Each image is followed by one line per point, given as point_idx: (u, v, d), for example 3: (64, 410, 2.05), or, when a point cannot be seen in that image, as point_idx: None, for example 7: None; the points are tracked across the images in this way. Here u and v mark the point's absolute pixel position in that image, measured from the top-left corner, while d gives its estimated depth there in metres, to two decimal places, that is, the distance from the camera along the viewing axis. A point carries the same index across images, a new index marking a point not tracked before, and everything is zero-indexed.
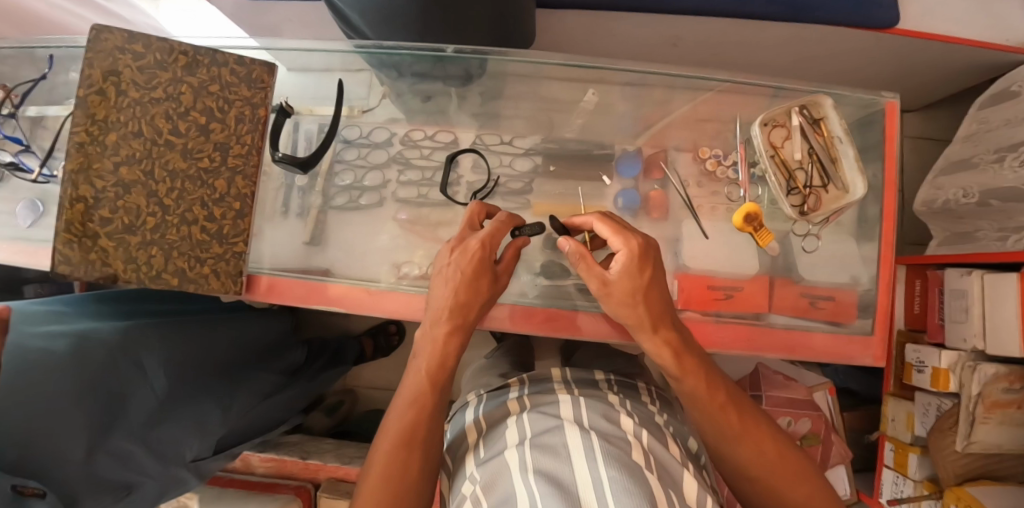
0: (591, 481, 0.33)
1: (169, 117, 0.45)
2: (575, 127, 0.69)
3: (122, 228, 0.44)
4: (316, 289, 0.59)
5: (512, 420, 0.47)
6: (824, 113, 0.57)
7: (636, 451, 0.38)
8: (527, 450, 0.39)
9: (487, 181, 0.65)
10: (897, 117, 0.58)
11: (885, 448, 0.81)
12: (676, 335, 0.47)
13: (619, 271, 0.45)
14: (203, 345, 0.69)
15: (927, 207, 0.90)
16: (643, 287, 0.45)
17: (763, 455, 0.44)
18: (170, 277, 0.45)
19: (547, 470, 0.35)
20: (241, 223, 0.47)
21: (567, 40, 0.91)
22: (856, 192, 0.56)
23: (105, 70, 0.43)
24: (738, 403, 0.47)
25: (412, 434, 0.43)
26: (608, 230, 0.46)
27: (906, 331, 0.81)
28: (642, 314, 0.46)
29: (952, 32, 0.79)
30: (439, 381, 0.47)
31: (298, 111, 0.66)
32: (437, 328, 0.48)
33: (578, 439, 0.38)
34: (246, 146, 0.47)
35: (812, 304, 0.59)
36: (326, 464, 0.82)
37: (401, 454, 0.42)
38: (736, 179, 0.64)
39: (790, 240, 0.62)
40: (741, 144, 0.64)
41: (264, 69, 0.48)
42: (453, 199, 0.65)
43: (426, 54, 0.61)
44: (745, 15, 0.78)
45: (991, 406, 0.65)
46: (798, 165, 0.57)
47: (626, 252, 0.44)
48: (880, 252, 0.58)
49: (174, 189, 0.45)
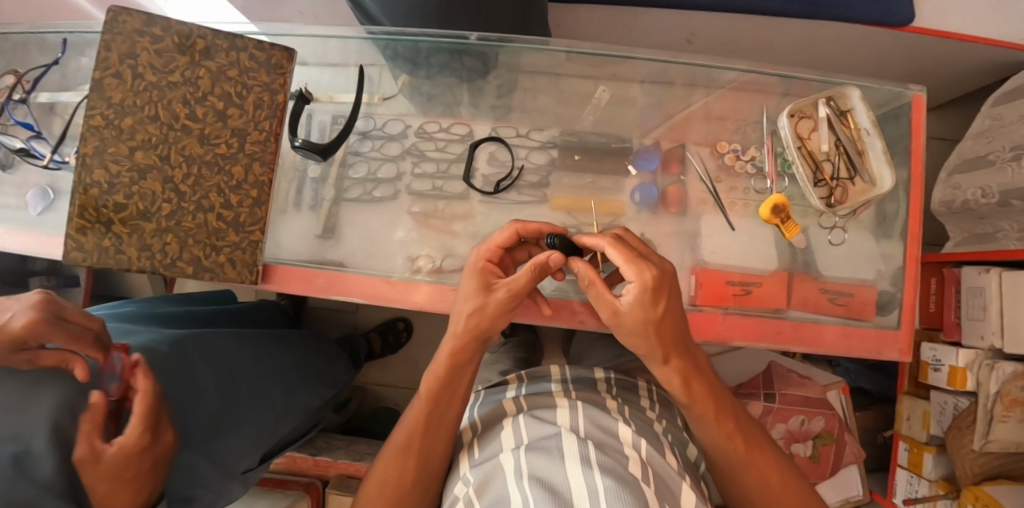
0: (586, 489, 0.33)
1: (186, 101, 0.44)
2: (594, 120, 0.68)
3: (137, 214, 0.43)
4: (333, 279, 0.57)
5: (507, 423, 0.47)
6: (850, 106, 0.58)
7: (629, 459, 0.39)
8: (522, 455, 0.40)
9: (510, 171, 0.64)
10: (923, 110, 0.57)
11: (899, 447, 0.81)
12: (687, 366, 0.46)
13: (632, 303, 0.43)
14: (248, 360, 0.67)
15: (944, 208, 0.89)
16: (656, 319, 0.43)
17: (769, 487, 0.47)
18: (186, 265, 0.44)
19: (541, 477, 0.36)
20: (258, 212, 0.46)
21: (584, 35, 0.90)
22: (884, 185, 0.55)
23: (123, 53, 0.42)
24: (748, 433, 0.48)
25: (409, 447, 0.47)
26: (621, 258, 0.43)
27: (922, 330, 0.81)
28: (652, 344, 0.44)
29: (967, 31, 0.79)
30: (443, 399, 0.48)
31: (319, 99, 0.66)
32: (443, 346, 0.49)
33: (572, 445, 0.38)
34: (265, 133, 0.45)
35: (833, 300, 0.58)
36: (336, 461, 0.80)
37: (400, 463, 0.46)
38: (761, 172, 0.63)
39: (816, 232, 0.61)
40: (768, 136, 0.63)
41: (285, 55, 0.46)
42: (473, 188, 0.64)
43: (448, 42, 0.61)
44: (764, 11, 0.78)
45: (1010, 403, 0.64)
46: (825, 157, 0.58)
47: (640, 284, 0.42)
48: (905, 250, 0.57)
49: (191, 176, 0.44)
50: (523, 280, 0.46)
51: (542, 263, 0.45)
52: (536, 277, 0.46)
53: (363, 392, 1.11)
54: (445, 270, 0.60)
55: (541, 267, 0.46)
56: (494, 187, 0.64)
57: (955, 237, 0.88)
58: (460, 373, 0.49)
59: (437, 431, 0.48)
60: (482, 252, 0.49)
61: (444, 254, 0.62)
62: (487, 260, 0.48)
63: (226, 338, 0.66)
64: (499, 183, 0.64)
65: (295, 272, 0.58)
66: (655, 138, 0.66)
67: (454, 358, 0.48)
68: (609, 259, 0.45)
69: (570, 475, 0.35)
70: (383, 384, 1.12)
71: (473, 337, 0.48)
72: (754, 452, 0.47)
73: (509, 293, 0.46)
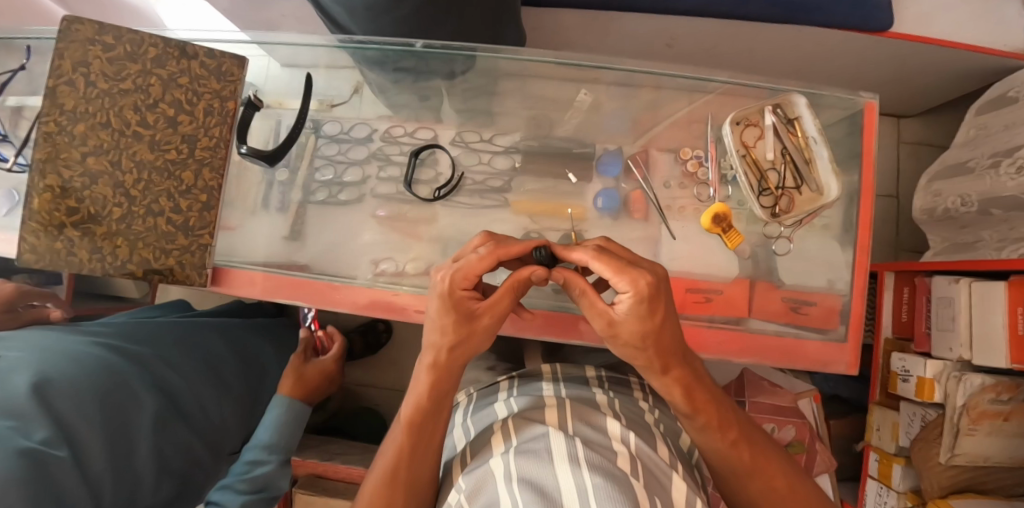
0: (574, 488, 0.27)
1: (138, 108, 0.45)
2: (558, 126, 0.67)
3: (87, 218, 0.44)
4: (310, 288, 0.59)
5: (497, 427, 0.42)
6: (798, 113, 0.57)
7: (621, 458, 0.33)
8: (510, 459, 0.33)
9: (451, 176, 0.64)
10: (875, 115, 0.57)
11: (870, 458, 0.81)
12: (683, 377, 0.40)
13: (626, 314, 0.34)
14: (217, 350, 0.75)
15: (927, 215, 0.87)
16: (656, 328, 0.35)
17: (774, 494, 0.42)
18: (135, 268, 0.45)
19: (526, 479, 0.30)
20: (207, 216, 0.47)
21: (562, 40, 0.89)
22: (831, 194, 0.55)
23: (75, 61, 0.44)
24: (752, 440, 0.43)
25: (395, 477, 0.40)
26: (608, 270, 0.33)
27: (894, 339, 0.79)
28: (655, 356, 0.37)
29: (950, 36, 0.77)
30: (427, 425, 0.42)
31: (270, 105, 0.67)
32: (421, 374, 0.42)
33: (561, 444, 0.32)
34: (214, 139, 0.47)
35: (793, 308, 0.57)
36: (304, 461, 0.78)
37: (386, 495, 0.40)
38: (706, 180, 0.62)
39: (765, 244, 0.60)
40: (712, 142, 0.62)
41: (235, 62, 0.48)
42: (417, 196, 0.64)
43: (397, 50, 0.61)
44: (740, 16, 0.77)
45: (979, 416, 0.63)
46: (770, 166, 0.57)
47: (634, 295, 0.32)
48: (855, 258, 0.56)
49: (141, 181, 0.45)
50: (501, 302, 0.39)
51: (522, 279, 0.38)
52: (516, 294, 0.39)
53: (345, 391, 1.12)
54: (407, 274, 0.60)
55: (521, 283, 0.38)
56: (433, 194, 0.64)
57: (936, 245, 0.87)
58: (446, 388, 0.42)
59: (423, 455, 0.41)
60: (450, 276, 0.36)
61: (407, 257, 0.62)
62: (458, 286, 0.36)
63: (196, 331, 0.75)
64: (438, 190, 0.63)
65: (279, 279, 0.59)
66: (619, 144, 0.66)
67: (436, 385, 0.41)
68: (594, 273, 0.35)
69: (559, 476, 0.29)
70: (365, 384, 1.12)
71: (460, 362, 0.41)
72: (758, 460, 0.42)
73: (493, 319, 0.39)
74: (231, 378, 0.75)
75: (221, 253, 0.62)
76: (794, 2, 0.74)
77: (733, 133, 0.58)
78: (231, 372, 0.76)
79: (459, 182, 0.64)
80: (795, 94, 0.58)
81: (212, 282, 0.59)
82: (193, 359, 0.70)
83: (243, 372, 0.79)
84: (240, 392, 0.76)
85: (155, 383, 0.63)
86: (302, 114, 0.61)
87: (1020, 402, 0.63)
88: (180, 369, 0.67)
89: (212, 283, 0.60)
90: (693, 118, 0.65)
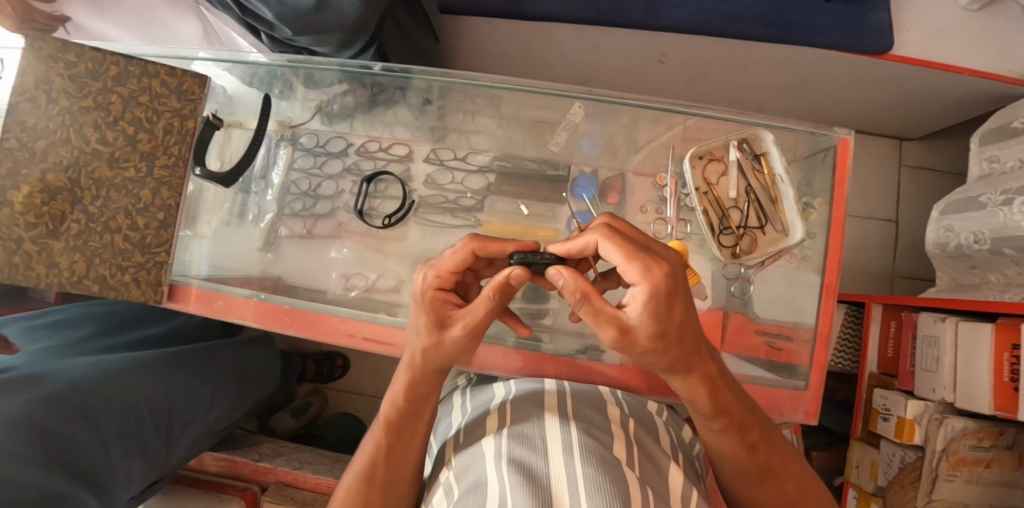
0: (564, 475, 0.29)
1: (97, 125, 0.50)
2: (534, 146, 0.63)
3: (45, 233, 0.48)
4: (301, 318, 0.56)
5: (494, 409, 0.43)
6: (765, 149, 0.56)
7: (617, 442, 0.35)
8: (503, 440, 0.35)
9: (403, 203, 0.62)
10: (850, 156, 0.55)
11: (850, 495, 0.83)
12: (710, 378, 0.36)
13: (641, 317, 0.28)
14: (143, 371, 0.64)
15: (940, 250, 0.84)
16: (677, 328, 0.29)
17: (786, 498, 0.39)
18: (91, 284, 0.50)
19: (517, 461, 0.32)
20: (163, 234, 0.54)
21: (552, 50, 0.86)
22: (796, 236, 0.53)
23: (36, 79, 0.47)
24: (771, 441, 0.40)
25: (371, 477, 0.41)
26: (620, 253, 0.27)
27: (878, 375, 0.79)
28: (680, 352, 0.32)
29: (952, 61, 0.74)
30: (407, 427, 0.43)
31: (229, 123, 0.65)
32: (399, 374, 0.42)
33: (557, 431, 0.34)
34: (173, 158, 0.54)
35: (766, 343, 0.55)
36: (275, 468, 0.82)
37: (362, 493, 0.41)
38: (665, 216, 0.59)
39: (720, 281, 0.57)
40: (674, 176, 0.59)
41: (196, 82, 0.54)
42: (370, 224, 0.62)
43: (359, 70, 0.62)
44: (732, 35, 0.73)
45: (957, 462, 0.64)
46: (733, 204, 0.56)
47: (651, 293, 0.27)
48: (823, 280, 0.54)
49: (99, 198, 0.51)
50: (481, 312, 0.35)
51: (502, 284, 0.32)
52: (497, 302, 0.34)
53: (325, 397, 1.14)
54: (376, 290, 0.59)
55: (501, 289, 0.33)
56: (384, 222, 0.61)
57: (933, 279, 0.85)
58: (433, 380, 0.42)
59: (404, 458, 0.43)
60: (427, 276, 0.36)
61: (375, 273, 0.60)
62: (437, 286, 0.36)
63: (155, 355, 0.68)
64: (388, 218, 0.61)
65: (268, 308, 0.57)
66: (595, 166, 0.62)
67: (411, 390, 0.41)
68: (604, 256, 0.29)
69: (551, 462, 0.31)
70: (349, 390, 1.16)
71: (433, 368, 0.40)
72: (775, 461, 0.40)
73: (465, 332, 0.36)
74: (166, 406, 0.65)
75: (179, 270, 0.60)
76: (787, 21, 0.71)
77: (695, 168, 0.57)
78: (156, 400, 0.63)
79: (412, 205, 0.62)
80: (762, 128, 0.56)
81: (170, 298, 0.57)
82: (82, 386, 0.56)
83: (175, 398, 0.67)
84: (168, 444, 0.65)
85: (116, 387, 0.59)
86: (257, 134, 0.60)
87: (1001, 449, 0.63)
88: (38, 420, 0.50)
89: (167, 299, 0.57)
90: (690, 136, 0.59)
